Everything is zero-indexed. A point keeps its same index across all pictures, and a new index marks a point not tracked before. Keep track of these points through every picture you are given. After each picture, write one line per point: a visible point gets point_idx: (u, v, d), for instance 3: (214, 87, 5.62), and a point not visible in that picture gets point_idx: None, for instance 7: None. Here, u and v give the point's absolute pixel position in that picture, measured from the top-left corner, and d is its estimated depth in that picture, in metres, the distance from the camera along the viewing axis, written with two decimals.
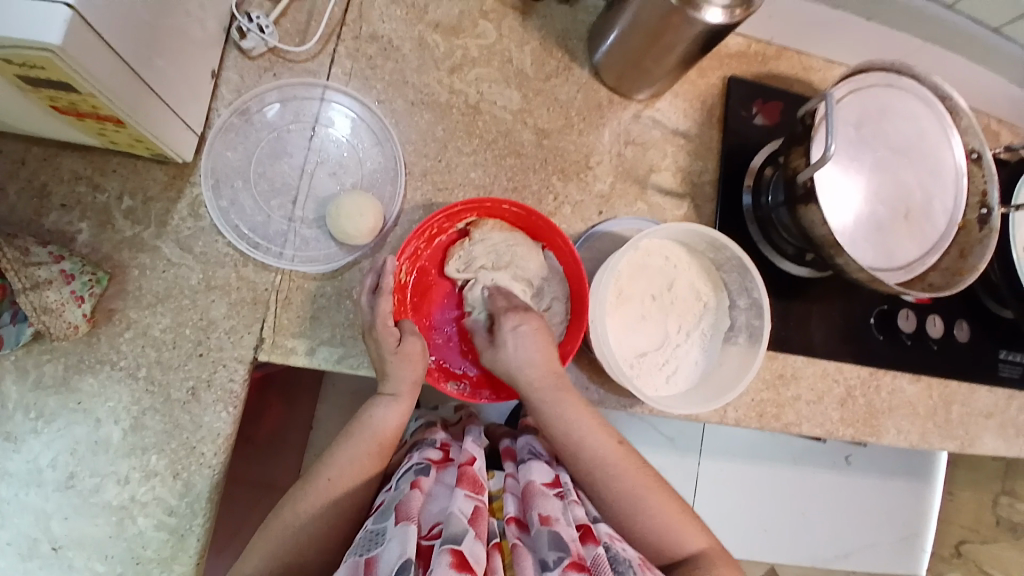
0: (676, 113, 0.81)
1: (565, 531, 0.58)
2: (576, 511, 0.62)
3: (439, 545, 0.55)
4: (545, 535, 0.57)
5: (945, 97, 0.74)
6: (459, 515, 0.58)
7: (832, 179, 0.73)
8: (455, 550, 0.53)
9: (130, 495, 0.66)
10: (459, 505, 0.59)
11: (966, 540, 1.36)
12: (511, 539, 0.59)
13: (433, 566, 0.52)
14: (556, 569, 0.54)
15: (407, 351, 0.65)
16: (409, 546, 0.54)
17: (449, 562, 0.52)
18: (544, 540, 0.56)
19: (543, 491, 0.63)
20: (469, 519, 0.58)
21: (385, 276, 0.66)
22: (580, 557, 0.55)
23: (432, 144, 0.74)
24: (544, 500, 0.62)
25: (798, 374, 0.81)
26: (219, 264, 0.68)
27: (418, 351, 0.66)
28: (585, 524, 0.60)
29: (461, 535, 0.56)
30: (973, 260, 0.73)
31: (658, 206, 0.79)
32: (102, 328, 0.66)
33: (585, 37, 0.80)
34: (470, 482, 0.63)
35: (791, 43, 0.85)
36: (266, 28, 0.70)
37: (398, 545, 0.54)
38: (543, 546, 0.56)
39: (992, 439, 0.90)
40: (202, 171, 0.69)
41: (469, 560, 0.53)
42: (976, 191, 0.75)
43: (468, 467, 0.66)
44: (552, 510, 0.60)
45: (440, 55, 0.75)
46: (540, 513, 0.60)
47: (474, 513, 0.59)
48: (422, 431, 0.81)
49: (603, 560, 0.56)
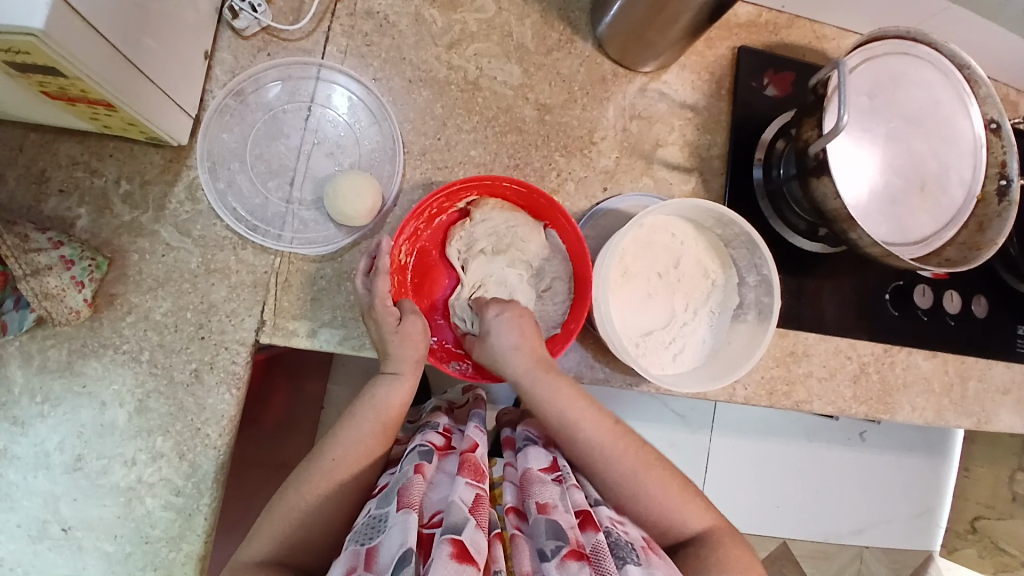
0: (682, 85, 0.79)
1: (564, 519, 0.58)
2: (575, 497, 0.63)
3: (439, 535, 0.54)
4: (544, 523, 0.57)
5: (963, 65, 0.71)
6: (459, 504, 0.57)
7: (844, 151, 0.70)
8: (455, 540, 0.53)
9: (137, 476, 0.66)
10: (460, 493, 0.59)
11: (982, 516, 1.32)
12: (510, 528, 0.60)
13: (433, 556, 0.51)
14: (554, 558, 0.54)
15: (406, 332, 0.65)
16: (409, 536, 0.53)
17: (450, 552, 0.51)
18: (544, 529, 0.57)
19: (542, 478, 0.63)
20: (470, 508, 0.58)
21: (380, 256, 0.65)
22: (580, 545, 0.56)
23: (431, 122, 0.73)
24: (543, 488, 0.62)
25: (810, 351, 0.79)
26: (217, 247, 0.67)
27: (418, 332, 0.66)
28: (584, 511, 0.60)
29: (461, 525, 0.55)
30: (992, 234, 0.70)
31: (664, 181, 0.77)
32: (104, 313, 0.66)
33: (587, 7, 0.77)
34: (473, 470, 0.63)
35: (804, 11, 0.81)
36: (258, 7, 0.69)
37: (399, 534, 0.54)
38: (542, 535, 0.57)
39: (1011, 415, 0.88)
40: (199, 153, 0.68)
41: (469, 549, 0.53)
42: (995, 162, 0.72)
43: (470, 454, 0.66)
44: (551, 498, 0.61)
45: (437, 30, 0.74)
46: (539, 502, 0.60)
47: (475, 501, 0.59)
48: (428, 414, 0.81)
49: (604, 547, 0.57)
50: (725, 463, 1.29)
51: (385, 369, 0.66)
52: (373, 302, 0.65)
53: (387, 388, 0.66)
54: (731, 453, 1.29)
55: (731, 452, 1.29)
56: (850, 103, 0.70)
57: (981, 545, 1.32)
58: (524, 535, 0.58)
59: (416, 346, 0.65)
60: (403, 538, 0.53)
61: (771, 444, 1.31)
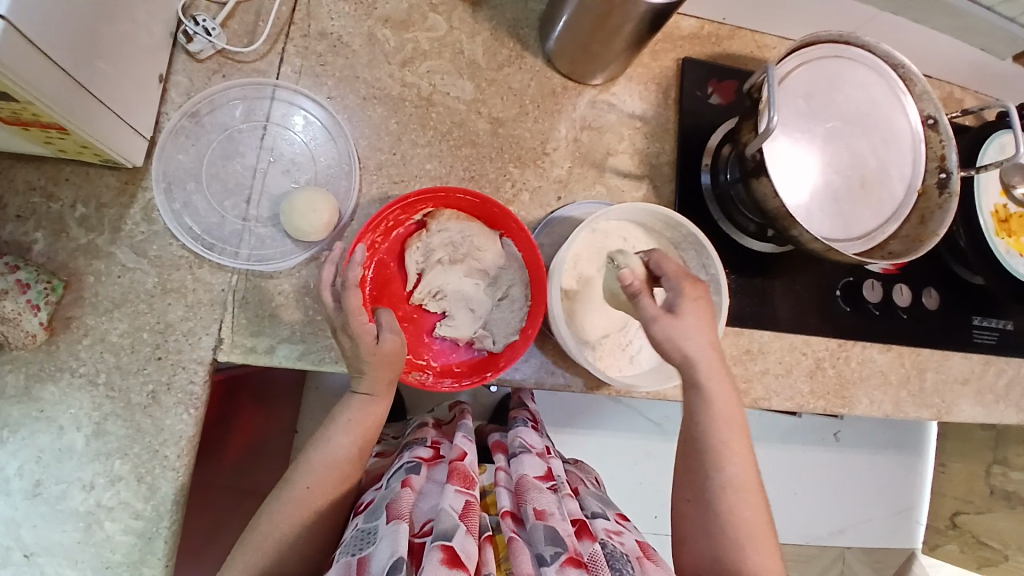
0: (631, 97, 0.82)
1: (559, 526, 0.62)
2: (569, 506, 0.68)
3: (430, 541, 0.57)
4: (542, 530, 0.61)
5: (898, 65, 0.75)
6: (450, 511, 0.60)
7: (788, 153, 0.73)
8: (447, 546, 0.55)
9: (96, 501, 0.66)
10: (450, 501, 0.61)
11: (961, 511, 1.35)
12: (506, 533, 0.63)
13: (424, 563, 0.54)
14: (553, 563, 0.58)
15: (385, 351, 0.63)
16: (399, 544, 0.56)
17: (440, 559, 0.54)
18: (540, 536, 0.60)
19: (538, 485, 0.68)
20: (460, 514, 0.61)
21: (354, 267, 0.64)
22: (576, 553, 0.60)
23: (386, 138, 0.74)
24: (538, 494, 0.66)
25: (765, 349, 0.81)
26: (174, 267, 0.68)
27: (396, 351, 0.64)
28: (579, 519, 0.66)
29: (453, 531, 0.57)
30: (933, 226, 0.73)
31: (616, 188, 0.80)
32: (61, 336, 0.66)
33: (536, 24, 0.80)
34: (462, 478, 0.65)
35: (744, 23, 0.85)
36: (213, 31, 0.70)
37: (390, 544, 0.57)
38: (540, 542, 0.60)
39: (969, 405, 0.91)
40: (154, 175, 0.69)
41: (460, 555, 0.55)
42: (935, 156, 0.76)
43: (459, 463, 0.69)
44: (546, 506, 0.65)
45: (391, 49, 0.75)
46: (535, 508, 0.64)
47: (464, 508, 0.62)
48: (415, 431, 0.84)
49: (600, 556, 0.61)
50: None
51: (358, 389, 0.65)
52: (349, 318, 0.63)
53: (363, 407, 0.66)
54: None
55: None
56: (788, 107, 0.73)
57: (962, 539, 1.36)
58: (520, 539, 0.61)
59: (392, 365, 0.65)
60: (392, 548, 0.56)
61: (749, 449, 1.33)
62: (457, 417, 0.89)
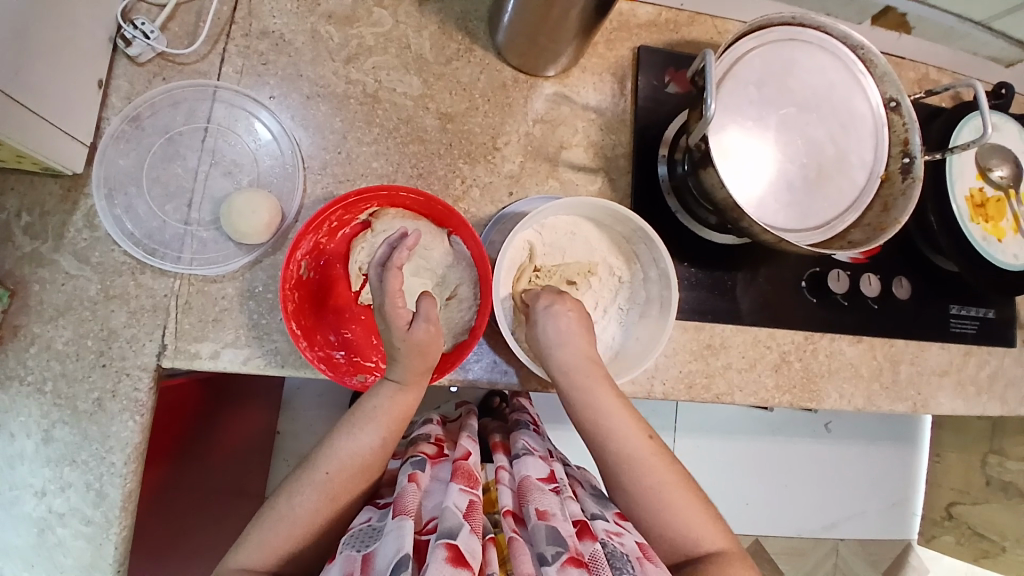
0: (586, 88, 0.80)
1: (563, 526, 0.60)
2: (573, 506, 0.67)
3: (434, 539, 0.57)
4: (544, 530, 0.59)
5: (858, 46, 0.73)
6: (454, 509, 0.60)
7: (740, 144, 0.70)
8: (450, 544, 0.55)
9: (48, 507, 0.66)
10: (454, 499, 0.61)
11: (957, 502, 1.32)
12: (508, 532, 0.62)
13: (429, 561, 0.54)
14: (555, 563, 0.56)
15: (416, 339, 0.62)
16: (405, 541, 0.55)
17: (445, 557, 0.54)
18: (543, 535, 0.59)
19: (540, 486, 0.67)
20: (464, 513, 0.60)
21: (397, 252, 0.64)
22: (578, 553, 0.58)
23: (331, 137, 0.73)
24: (540, 495, 0.65)
25: (727, 343, 0.79)
26: (116, 272, 0.68)
27: (428, 339, 0.63)
28: (581, 521, 0.63)
29: (456, 530, 0.57)
30: (894, 215, 0.71)
31: (571, 183, 0.78)
32: (9, 344, 0.66)
33: (485, 17, 0.78)
34: (465, 477, 0.65)
35: (702, 8, 0.83)
36: (151, 34, 0.69)
37: (395, 540, 0.56)
38: (543, 540, 0.58)
39: (948, 397, 0.88)
40: (94, 180, 0.68)
41: (463, 555, 0.55)
42: (898, 140, 0.73)
43: (463, 462, 0.68)
44: (550, 506, 0.63)
45: (335, 46, 0.74)
46: (538, 508, 0.62)
47: (469, 506, 0.61)
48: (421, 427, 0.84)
49: (602, 555, 0.59)
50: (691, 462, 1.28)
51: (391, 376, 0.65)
52: (384, 301, 0.63)
53: (391, 395, 0.65)
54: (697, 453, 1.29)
55: (696, 452, 1.29)
56: (739, 95, 0.71)
57: (959, 531, 1.32)
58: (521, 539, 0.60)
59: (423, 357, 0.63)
60: (398, 545, 0.55)
61: (739, 443, 1.32)
62: (461, 417, 0.91)
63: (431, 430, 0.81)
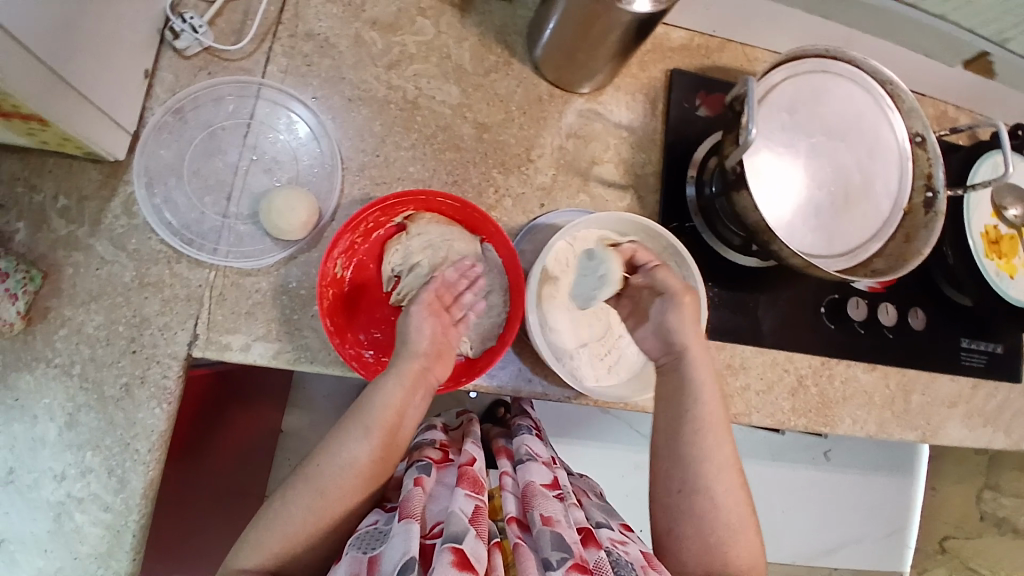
0: (618, 106, 0.81)
1: (567, 533, 0.60)
2: (576, 514, 0.67)
3: (440, 542, 0.56)
4: (548, 536, 0.59)
5: (886, 81, 0.75)
6: (459, 514, 0.60)
7: (773, 168, 0.72)
8: (456, 549, 0.55)
9: (67, 492, 0.66)
10: (459, 505, 0.62)
11: (950, 536, 1.35)
12: (512, 539, 0.62)
13: (435, 563, 0.53)
14: (560, 568, 0.56)
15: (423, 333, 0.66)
16: (411, 544, 0.54)
17: (450, 560, 0.53)
18: (547, 540, 0.59)
19: (544, 492, 0.68)
20: (470, 518, 0.60)
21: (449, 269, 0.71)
22: (583, 560, 0.58)
23: (369, 139, 0.74)
24: (544, 502, 0.65)
25: (746, 364, 0.80)
26: (152, 261, 0.68)
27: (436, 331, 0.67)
28: (585, 528, 0.64)
29: (462, 534, 0.57)
30: (917, 245, 0.72)
31: (601, 198, 0.80)
32: (38, 327, 0.66)
33: (524, 31, 0.80)
34: (472, 482, 0.65)
35: (734, 36, 0.85)
36: (199, 28, 0.70)
37: (401, 542, 0.55)
38: (548, 546, 0.58)
39: (957, 428, 0.89)
40: (136, 169, 0.69)
41: (469, 559, 0.54)
42: (922, 174, 0.75)
43: (469, 468, 0.69)
44: (555, 513, 0.63)
45: (378, 51, 0.76)
46: (542, 514, 0.63)
47: (474, 512, 0.61)
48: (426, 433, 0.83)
49: (606, 562, 0.59)
50: None
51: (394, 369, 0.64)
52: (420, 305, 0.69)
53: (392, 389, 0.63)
54: None
55: None
56: (772, 121, 0.73)
57: (951, 565, 1.34)
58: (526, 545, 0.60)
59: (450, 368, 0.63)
60: (405, 547, 0.54)
61: (738, 465, 1.31)
62: (462, 426, 0.91)
63: (434, 436, 0.82)
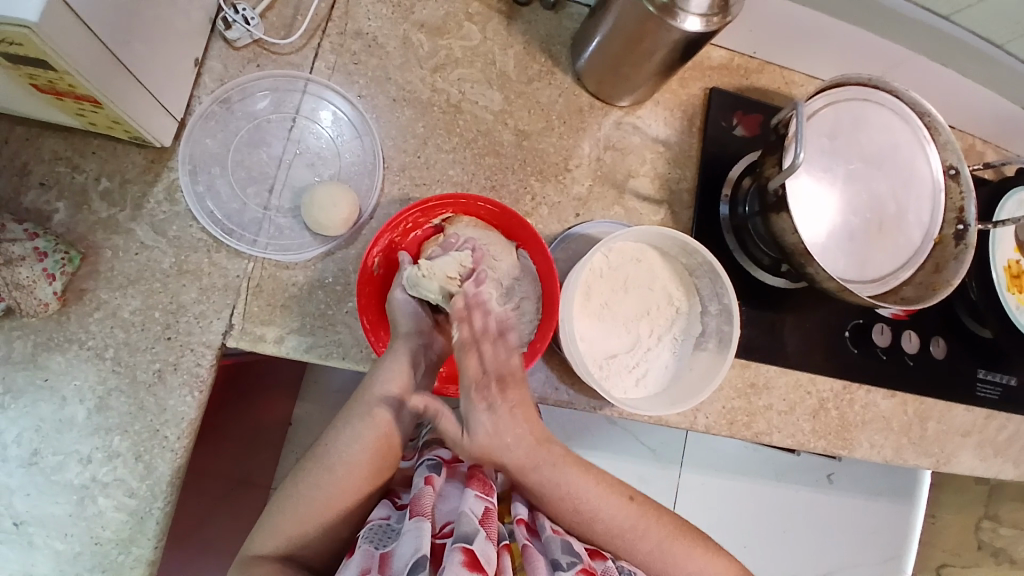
0: (656, 121, 0.82)
1: (574, 542, 0.64)
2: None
3: (450, 543, 0.57)
4: (558, 541, 0.62)
5: (924, 113, 0.76)
6: (470, 515, 0.60)
7: (810, 192, 0.74)
8: (466, 549, 0.55)
9: (92, 475, 0.65)
10: (470, 505, 0.61)
11: (949, 563, 1.31)
12: (521, 540, 0.63)
13: (445, 563, 0.54)
14: (569, 570, 0.59)
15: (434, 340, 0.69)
16: (422, 542, 0.56)
17: (461, 560, 0.54)
18: (557, 546, 0.62)
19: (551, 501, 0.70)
20: (479, 520, 0.60)
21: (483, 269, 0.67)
22: (591, 567, 0.61)
23: (411, 140, 0.75)
24: (552, 511, 0.68)
25: (770, 384, 0.81)
26: (192, 249, 0.69)
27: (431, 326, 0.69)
28: (591, 538, 0.67)
29: (473, 534, 0.58)
30: (948, 275, 0.73)
31: (635, 211, 0.80)
32: (73, 308, 0.66)
33: (568, 42, 0.80)
34: (482, 484, 0.64)
35: (773, 59, 0.86)
36: (251, 20, 0.71)
37: (412, 540, 0.57)
38: (557, 550, 0.61)
39: (970, 458, 0.90)
40: (180, 156, 0.69)
41: (479, 559, 0.55)
42: (954, 207, 0.76)
43: (479, 469, 0.68)
44: (562, 522, 0.66)
45: (424, 53, 0.76)
46: (551, 522, 0.66)
47: (484, 514, 0.61)
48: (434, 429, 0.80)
49: (613, 570, 0.63)
50: (695, 496, 1.27)
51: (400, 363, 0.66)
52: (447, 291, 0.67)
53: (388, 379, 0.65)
54: (704, 488, 1.28)
55: (703, 487, 1.28)
56: (810, 146, 0.74)
57: None
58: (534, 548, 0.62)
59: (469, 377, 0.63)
60: (416, 545, 0.56)
61: (742, 482, 1.30)
62: None
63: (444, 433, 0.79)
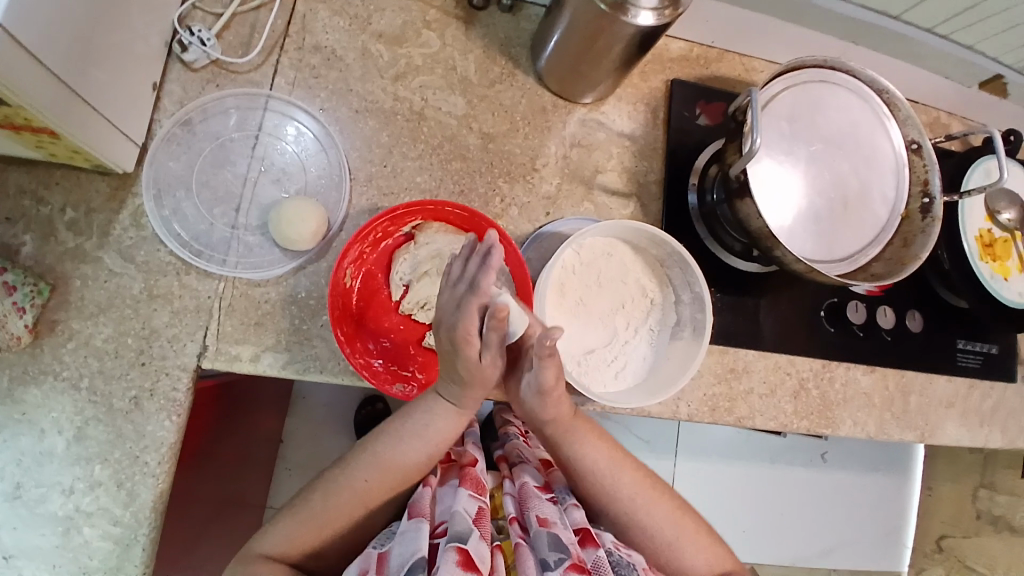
0: (620, 116, 0.83)
1: (564, 534, 0.62)
2: (574, 515, 0.68)
3: (445, 543, 0.57)
4: (545, 536, 0.61)
5: (882, 90, 0.77)
6: (464, 514, 0.60)
7: (774, 176, 0.74)
8: (461, 549, 0.55)
9: (76, 506, 0.65)
10: (463, 504, 0.61)
11: (948, 535, 1.31)
12: (514, 539, 0.63)
13: (440, 563, 0.54)
14: (557, 568, 0.58)
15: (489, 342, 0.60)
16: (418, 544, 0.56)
17: (456, 560, 0.54)
18: (544, 542, 0.60)
19: (540, 495, 0.68)
20: (473, 519, 0.60)
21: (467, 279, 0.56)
22: (580, 560, 0.60)
23: (377, 150, 0.75)
24: (541, 504, 0.66)
25: (750, 368, 0.82)
26: (161, 272, 0.69)
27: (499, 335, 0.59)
28: (583, 528, 0.66)
29: (467, 534, 0.58)
30: (915, 249, 0.74)
31: (605, 206, 0.81)
32: (45, 340, 0.66)
33: (528, 44, 0.81)
34: (474, 483, 0.65)
35: (731, 47, 0.86)
36: (208, 41, 0.71)
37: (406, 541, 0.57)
38: (545, 547, 0.60)
39: (954, 428, 0.91)
40: (144, 181, 0.70)
41: (474, 559, 0.55)
42: (918, 181, 0.77)
43: (472, 469, 0.68)
44: (550, 514, 0.65)
45: (384, 64, 0.76)
46: (539, 516, 0.64)
47: (478, 513, 0.61)
48: None
49: (604, 561, 0.62)
50: (691, 486, 1.27)
51: None
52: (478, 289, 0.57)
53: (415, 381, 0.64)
54: (696, 477, 1.28)
55: (696, 478, 1.28)
56: (773, 130, 0.75)
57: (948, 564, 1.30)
58: (526, 546, 0.62)
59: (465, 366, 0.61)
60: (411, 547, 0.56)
61: (737, 467, 1.30)
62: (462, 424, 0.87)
63: None
